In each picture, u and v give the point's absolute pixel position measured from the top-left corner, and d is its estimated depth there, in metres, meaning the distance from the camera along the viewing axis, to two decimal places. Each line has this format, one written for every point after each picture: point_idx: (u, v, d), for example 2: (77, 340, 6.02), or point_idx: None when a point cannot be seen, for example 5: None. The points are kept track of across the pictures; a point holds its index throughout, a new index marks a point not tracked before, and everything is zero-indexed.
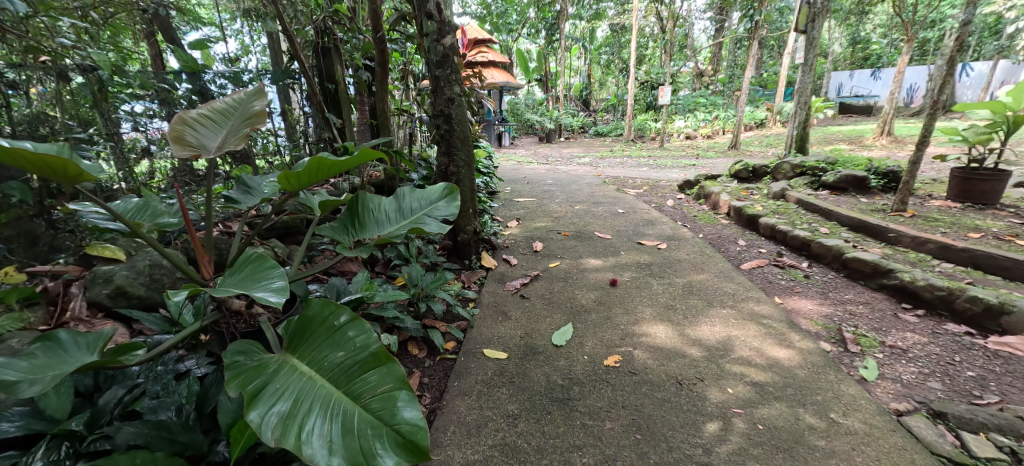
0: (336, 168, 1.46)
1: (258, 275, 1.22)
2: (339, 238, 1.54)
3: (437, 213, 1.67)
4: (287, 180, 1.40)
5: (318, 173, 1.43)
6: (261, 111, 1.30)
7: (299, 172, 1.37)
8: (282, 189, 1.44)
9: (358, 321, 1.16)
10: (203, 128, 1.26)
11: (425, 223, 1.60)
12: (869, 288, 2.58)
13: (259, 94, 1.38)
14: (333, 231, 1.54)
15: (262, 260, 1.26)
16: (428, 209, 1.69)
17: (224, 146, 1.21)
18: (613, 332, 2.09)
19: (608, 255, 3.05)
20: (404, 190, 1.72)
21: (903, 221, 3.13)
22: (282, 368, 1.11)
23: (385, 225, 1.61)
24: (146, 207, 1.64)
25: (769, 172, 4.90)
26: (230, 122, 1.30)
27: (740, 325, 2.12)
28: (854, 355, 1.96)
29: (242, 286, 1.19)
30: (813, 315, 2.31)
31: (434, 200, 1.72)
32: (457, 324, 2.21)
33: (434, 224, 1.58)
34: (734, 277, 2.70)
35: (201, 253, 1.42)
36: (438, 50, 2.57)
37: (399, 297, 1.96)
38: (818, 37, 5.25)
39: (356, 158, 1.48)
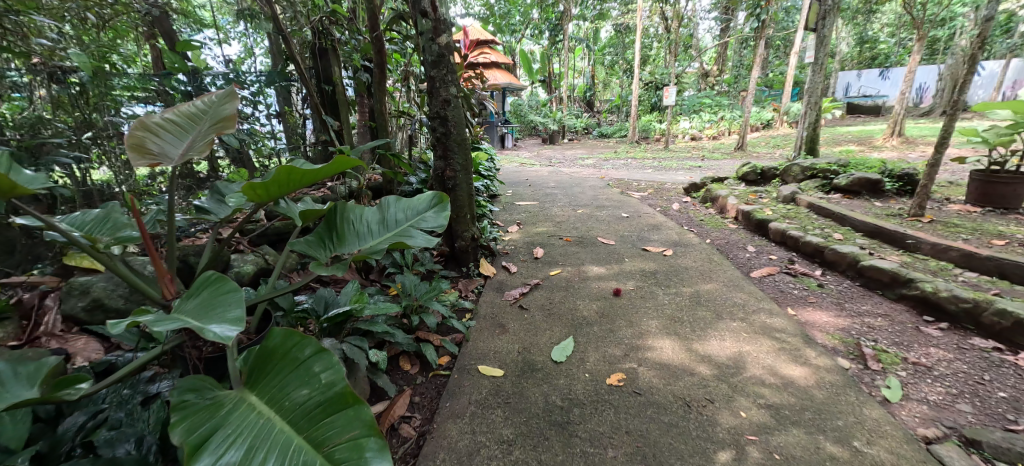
0: (310, 178, 1.35)
1: (216, 301, 1.10)
2: (316, 252, 1.43)
3: (424, 225, 1.57)
4: (253, 190, 1.29)
5: (289, 182, 1.33)
6: (232, 116, 1.21)
7: (266, 182, 1.26)
8: (250, 199, 1.32)
9: (323, 354, 1.04)
10: (168, 134, 1.16)
11: (410, 235, 1.50)
12: (888, 298, 2.45)
13: (233, 98, 1.28)
14: (309, 245, 1.43)
15: (223, 283, 1.15)
16: (415, 220, 1.59)
17: (188, 156, 1.11)
18: (617, 347, 1.97)
19: (611, 262, 2.93)
20: (389, 199, 1.62)
21: (921, 227, 2.99)
22: (236, 409, 1.00)
23: (367, 237, 1.51)
24: (106, 220, 1.56)
25: (779, 174, 4.77)
26: (197, 128, 1.20)
27: (752, 339, 2.00)
28: (875, 373, 1.84)
29: (196, 315, 1.06)
30: (829, 328, 2.19)
31: (421, 211, 1.63)
32: (452, 337, 2.09)
33: (420, 237, 1.48)
34: (744, 286, 2.57)
35: (162, 272, 1.31)
36: (434, 49, 2.45)
37: (390, 310, 1.85)
38: (829, 35, 5.11)
39: (332, 166, 1.38)
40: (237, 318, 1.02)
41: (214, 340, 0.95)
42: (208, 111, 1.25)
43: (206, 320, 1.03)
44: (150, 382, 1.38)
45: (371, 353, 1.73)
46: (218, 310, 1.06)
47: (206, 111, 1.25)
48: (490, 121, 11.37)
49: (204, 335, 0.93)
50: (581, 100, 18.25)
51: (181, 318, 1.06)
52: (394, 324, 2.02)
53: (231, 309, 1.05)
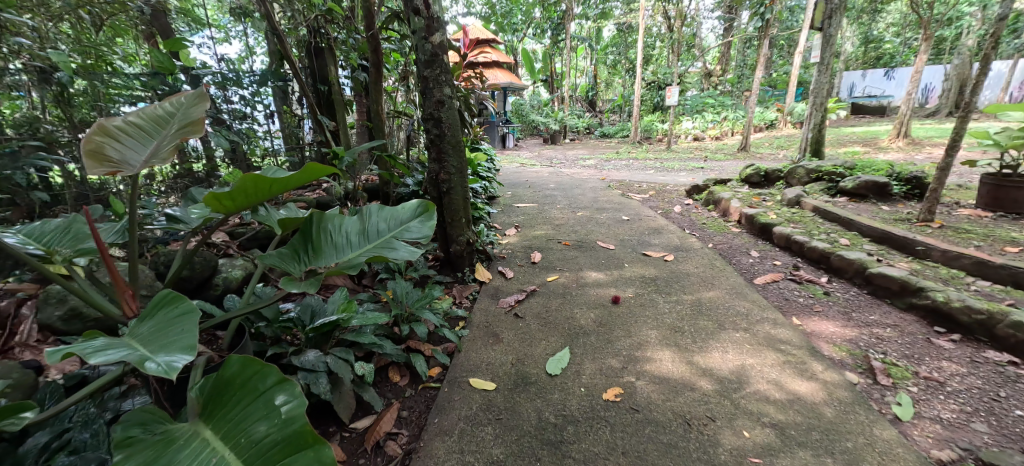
0: (280, 187, 1.30)
1: (171, 323, 1.06)
2: (291, 266, 1.36)
3: (407, 235, 1.50)
4: (217, 201, 1.24)
5: (257, 193, 1.27)
6: (197, 120, 1.21)
7: (230, 192, 1.21)
8: (215, 211, 1.26)
9: (285, 385, 0.98)
10: (131, 140, 1.16)
11: (392, 248, 1.43)
12: (897, 308, 2.38)
13: (201, 103, 1.28)
14: (282, 259, 1.36)
15: (178, 304, 1.09)
16: (398, 230, 1.52)
17: (148, 164, 1.11)
18: (615, 359, 1.89)
19: (610, 267, 2.85)
20: (371, 208, 1.55)
21: (931, 233, 2.91)
22: (189, 444, 0.95)
23: (345, 249, 1.44)
24: (68, 230, 1.52)
25: (783, 176, 4.67)
26: (162, 133, 1.21)
27: (756, 351, 1.92)
28: (885, 389, 1.77)
29: (146, 341, 1.02)
30: (836, 339, 2.11)
31: (405, 220, 1.55)
32: (444, 347, 2.02)
33: (403, 248, 1.41)
34: (748, 294, 2.49)
35: (123, 288, 1.29)
36: (427, 48, 2.38)
37: (378, 320, 1.76)
38: (835, 34, 5.00)
39: (304, 174, 1.32)
40: (189, 345, 0.98)
41: (154, 375, 0.90)
42: (175, 116, 1.25)
43: (153, 349, 0.99)
44: (121, 399, 1.31)
45: (356, 366, 1.66)
46: (170, 335, 1.02)
47: (173, 116, 1.25)
48: (491, 121, 11.30)
49: (146, 371, 0.88)
50: (582, 100, 18.15)
51: (132, 345, 1.01)
52: (384, 334, 1.95)
53: (183, 335, 1.00)
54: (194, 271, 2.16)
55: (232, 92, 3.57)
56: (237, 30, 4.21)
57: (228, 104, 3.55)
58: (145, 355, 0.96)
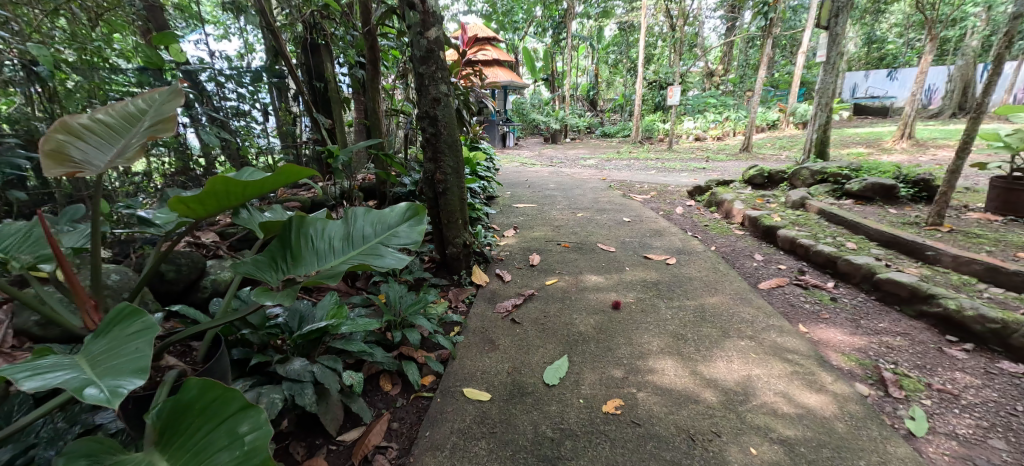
0: (254, 190, 1.23)
1: (125, 341, 0.98)
2: (269, 274, 1.30)
3: (395, 241, 1.43)
4: (184, 206, 1.17)
5: (228, 195, 1.20)
6: (166, 117, 1.15)
7: (198, 195, 1.14)
8: (183, 215, 1.19)
9: (251, 412, 0.91)
10: (97, 139, 1.11)
11: (378, 256, 1.35)
12: (907, 315, 2.30)
13: (175, 98, 1.23)
14: (260, 266, 1.30)
15: (134, 320, 1.02)
16: (385, 235, 1.45)
17: (113, 164, 1.06)
18: (616, 368, 1.81)
19: (610, 271, 2.77)
20: (356, 211, 1.47)
21: (940, 237, 2.83)
22: None
23: (327, 257, 1.36)
24: (30, 235, 1.45)
25: (786, 178, 4.59)
26: (131, 131, 1.16)
27: (762, 361, 1.85)
28: (897, 402, 1.71)
29: (94, 364, 0.94)
30: (845, 348, 2.04)
31: (393, 225, 1.47)
32: (438, 354, 1.94)
33: (389, 255, 1.34)
34: (752, 300, 2.41)
35: (83, 300, 1.28)
36: (422, 44, 2.30)
37: (369, 327, 1.69)
38: (842, 33, 4.91)
39: (280, 176, 1.26)
40: (139, 367, 0.90)
41: (92, 404, 0.81)
42: (147, 112, 1.20)
43: (99, 373, 0.91)
44: (92, 411, 1.21)
45: (344, 376, 1.58)
46: (121, 355, 0.94)
47: (145, 112, 1.20)
48: (491, 119, 11.24)
49: (85, 399, 0.81)
50: (583, 99, 18.06)
51: (80, 365, 0.94)
52: (375, 340, 1.87)
53: (134, 354, 0.93)
54: (181, 274, 2.09)
55: (230, 90, 3.49)
56: (237, 27, 4.10)
57: (227, 102, 3.49)
58: (90, 380, 0.89)
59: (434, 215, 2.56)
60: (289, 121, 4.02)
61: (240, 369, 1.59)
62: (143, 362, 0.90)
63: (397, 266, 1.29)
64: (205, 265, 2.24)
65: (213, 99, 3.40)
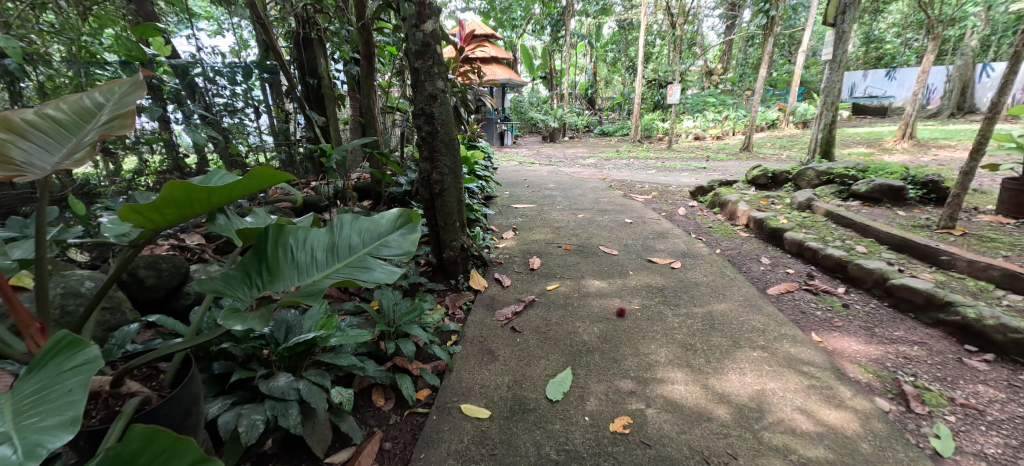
0: (223, 195, 1.12)
1: (56, 380, 0.84)
2: (245, 289, 1.19)
3: (385, 252, 1.32)
4: (139, 216, 1.04)
5: (192, 202, 1.08)
6: (125, 113, 1.06)
7: (155, 204, 1.02)
8: (139, 226, 1.08)
9: None
10: (43, 138, 1.01)
11: (365, 269, 1.25)
12: (923, 323, 2.21)
13: (136, 92, 1.15)
14: (235, 281, 1.19)
15: (72, 353, 0.87)
16: (374, 245, 1.34)
17: (59, 166, 0.95)
18: (623, 381, 1.71)
19: (613, 275, 2.67)
20: (343, 219, 1.37)
21: (953, 241, 2.75)
22: None
23: (309, 269, 1.26)
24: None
25: (791, 178, 4.50)
26: (84, 129, 1.06)
27: (777, 373, 1.75)
28: (920, 418, 1.61)
29: (15, 409, 0.80)
30: (861, 359, 1.94)
31: (383, 234, 1.37)
32: (433, 366, 1.84)
33: (379, 268, 1.24)
34: (763, 307, 2.31)
35: (26, 321, 1.08)
36: (418, 38, 2.19)
37: (360, 339, 1.59)
38: (848, 30, 4.81)
39: (252, 180, 1.14)
40: (67, 422, 0.77)
41: None
42: (104, 107, 1.11)
43: (18, 425, 0.77)
44: None
45: (333, 393, 1.48)
46: (52, 399, 0.81)
47: (101, 108, 1.11)
48: (490, 117, 11.13)
49: None
50: (581, 98, 17.94)
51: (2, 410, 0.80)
52: (367, 352, 1.77)
53: (64, 402, 0.79)
54: (162, 280, 2.00)
55: (223, 86, 3.40)
56: (230, 22, 4.00)
57: (219, 98, 3.39)
58: (7, 435, 0.75)
59: (431, 217, 2.45)
60: (282, 118, 3.90)
61: (220, 385, 1.47)
62: (72, 416, 0.77)
63: (387, 282, 1.19)
64: (188, 270, 2.15)
65: (204, 96, 3.29)
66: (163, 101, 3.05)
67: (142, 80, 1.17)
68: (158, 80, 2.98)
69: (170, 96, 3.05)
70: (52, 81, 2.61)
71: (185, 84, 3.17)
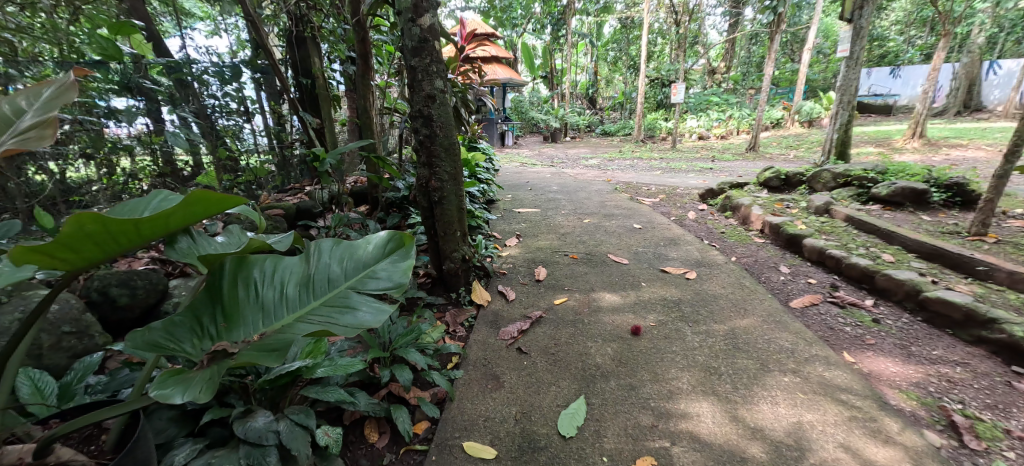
0: (156, 225, 1.00)
1: None
2: (204, 339, 1.11)
3: (371, 285, 1.18)
4: (56, 252, 0.94)
5: (117, 235, 0.97)
6: (45, 122, 1.14)
7: (65, 238, 0.91)
8: (62, 263, 0.97)
9: None
10: None
11: (346, 312, 1.11)
12: (962, 340, 2.04)
13: (62, 96, 1.24)
14: (192, 329, 1.11)
15: None
16: (359, 276, 1.21)
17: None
18: (643, 413, 1.54)
19: (625, 288, 2.50)
20: (322, 247, 1.24)
21: (987, 249, 2.58)
22: None
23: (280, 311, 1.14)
24: None
25: (805, 180, 4.33)
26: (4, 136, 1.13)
27: (813, 403, 1.58)
28: (975, 456, 1.44)
29: None
30: (901, 383, 1.77)
31: (370, 263, 1.23)
32: (432, 394, 1.67)
33: (364, 308, 1.12)
34: (788, 323, 2.13)
35: None
36: (415, 33, 2.01)
37: (351, 368, 1.44)
38: (865, 26, 4.63)
39: (189, 208, 1.02)
40: None
41: None
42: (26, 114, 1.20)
43: None
44: None
45: (319, 433, 1.31)
46: None
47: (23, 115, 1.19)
48: (490, 117, 10.98)
49: None
50: (582, 97, 17.78)
51: None
52: (359, 379, 1.60)
53: None
54: (137, 299, 1.85)
55: (216, 88, 3.21)
56: (229, 22, 3.82)
57: (211, 100, 3.19)
58: None
59: (430, 227, 2.29)
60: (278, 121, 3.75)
61: (192, 423, 1.30)
62: None
63: (368, 326, 1.06)
64: (167, 287, 2.00)
65: (197, 97, 3.11)
66: (157, 102, 2.88)
67: (71, 83, 1.24)
68: (151, 81, 2.84)
69: (165, 96, 2.92)
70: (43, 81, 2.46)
71: (177, 84, 3.01)
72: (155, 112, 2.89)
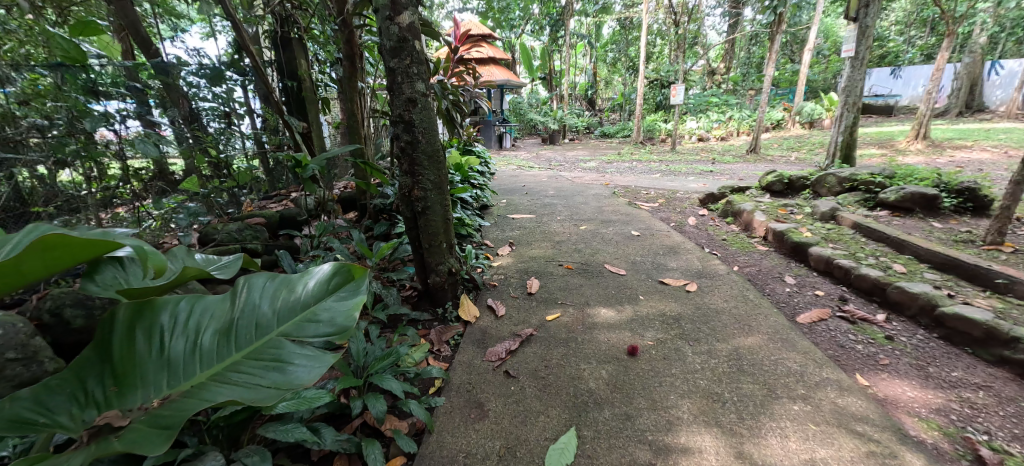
0: (9, 273, 0.99)
1: None
2: (89, 405, 1.02)
3: (309, 331, 1.12)
4: None
5: None
6: None
7: None
8: None
9: None
10: None
11: (276, 369, 1.06)
12: (983, 360, 1.89)
13: None
14: (74, 396, 1.02)
15: None
16: (297, 319, 1.15)
17: None
18: (640, 449, 1.40)
19: (622, 302, 2.36)
20: (248, 286, 1.18)
21: (1004, 260, 2.44)
22: None
23: (194, 367, 1.08)
24: None
25: (809, 185, 4.19)
26: None
27: (826, 436, 1.44)
28: None
29: None
30: (920, 410, 1.63)
31: (308, 302, 1.17)
32: (411, 424, 1.54)
33: (297, 363, 1.07)
34: (796, 341, 1.99)
35: None
36: (393, 32, 1.87)
37: (318, 402, 1.31)
38: (871, 26, 4.50)
39: (39, 257, 0.99)
40: None
41: None
42: None
43: None
44: None
45: None
46: None
47: None
48: (489, 119, 10.89)
49: None
50: (581, 98, 17.67)
51: None
52: (329, 411, 1.47)
53: None
54: (93, 320, 1.68)
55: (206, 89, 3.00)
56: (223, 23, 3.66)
57: (206, 102, 3.00)
58: None
59: (413, 238, 2.15)
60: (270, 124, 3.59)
61: None
62: None
63: (297, 387, 1.01)
64: None
65: (189, 101, 2.92)
66: (148, 103, 2.66)
67: None
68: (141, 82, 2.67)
69: (154, 98, 2.72)
70: (35, 86, 2.35)
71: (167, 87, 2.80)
72: (148, 115, 2.66)
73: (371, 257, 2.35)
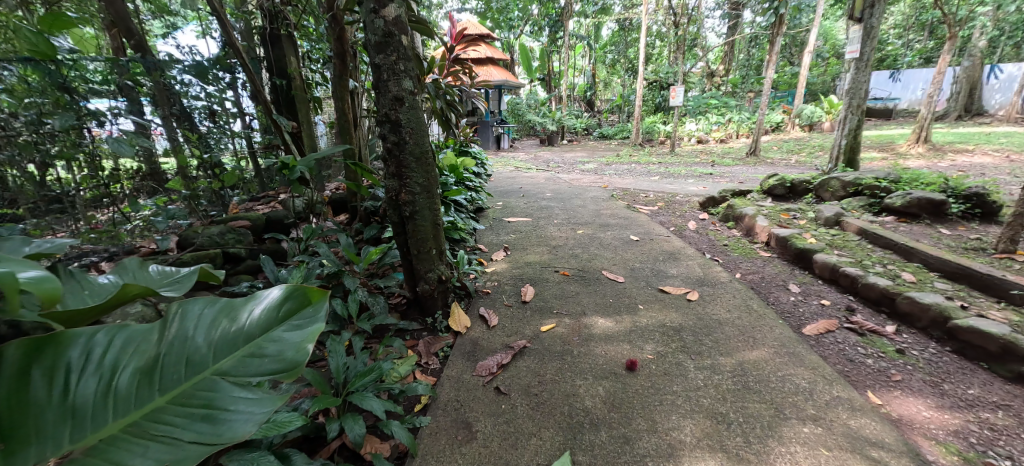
0: None
1: None
2: None
3: (253, 370, 1.01)
4: None
5: None
6: None
7: None
8: None
9: None
10: None
11: (209, 417, 0.96)
12: (999, 377, 1.80)
13: None
14: None
15: None
16: (241, 354, 1.03)
17: None
18: None
19: (620, 312, 2.25)
20: (182, 313, 1.03)
21: (1017, 269, 2.34)
22: None
23: (111, 413, 0.94)
24: None
25: (811, 189, 4.10)
26: None
27: (840, 463, 1.34)
28: None
29: None
30: (938, 432, 1.53)
31: (255, 334, 1.06)
32: (392, 447, 1.44)
33: (235, 410, 0.97)
34: (804, 356, 1.89)
35: None
36: (378, 25, 1.76)
37: (288, 427, 1.20)
38: (875, 26, 4.41)
39: None
40: None
41: None
42: None
43: None
44: None
45: None
46: None
47: None
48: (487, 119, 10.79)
49: None
50: (580, 100, 17.60)
51: None
52: (303, 435, 1.37)
53: None
54: None
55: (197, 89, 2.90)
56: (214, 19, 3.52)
57: (197, 101, 2.89)
58: None
59: (401, 244, 2.04)
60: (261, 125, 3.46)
61: None
62: None
63: (230, 441, 0.93)
64: None
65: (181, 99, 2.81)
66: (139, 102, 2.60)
67: None
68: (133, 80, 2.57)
69: (147, 96, 2.64)
70: (23, 83, 2.18)
71: (156, 86, 2.66)
72: (137, 114, 2.59)
73: (358, 263, 2.24)
